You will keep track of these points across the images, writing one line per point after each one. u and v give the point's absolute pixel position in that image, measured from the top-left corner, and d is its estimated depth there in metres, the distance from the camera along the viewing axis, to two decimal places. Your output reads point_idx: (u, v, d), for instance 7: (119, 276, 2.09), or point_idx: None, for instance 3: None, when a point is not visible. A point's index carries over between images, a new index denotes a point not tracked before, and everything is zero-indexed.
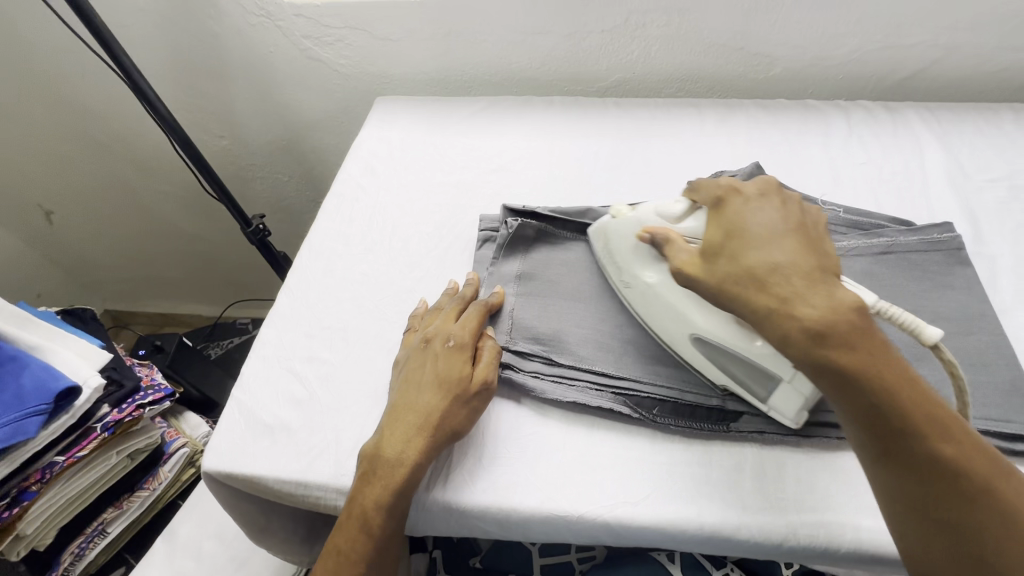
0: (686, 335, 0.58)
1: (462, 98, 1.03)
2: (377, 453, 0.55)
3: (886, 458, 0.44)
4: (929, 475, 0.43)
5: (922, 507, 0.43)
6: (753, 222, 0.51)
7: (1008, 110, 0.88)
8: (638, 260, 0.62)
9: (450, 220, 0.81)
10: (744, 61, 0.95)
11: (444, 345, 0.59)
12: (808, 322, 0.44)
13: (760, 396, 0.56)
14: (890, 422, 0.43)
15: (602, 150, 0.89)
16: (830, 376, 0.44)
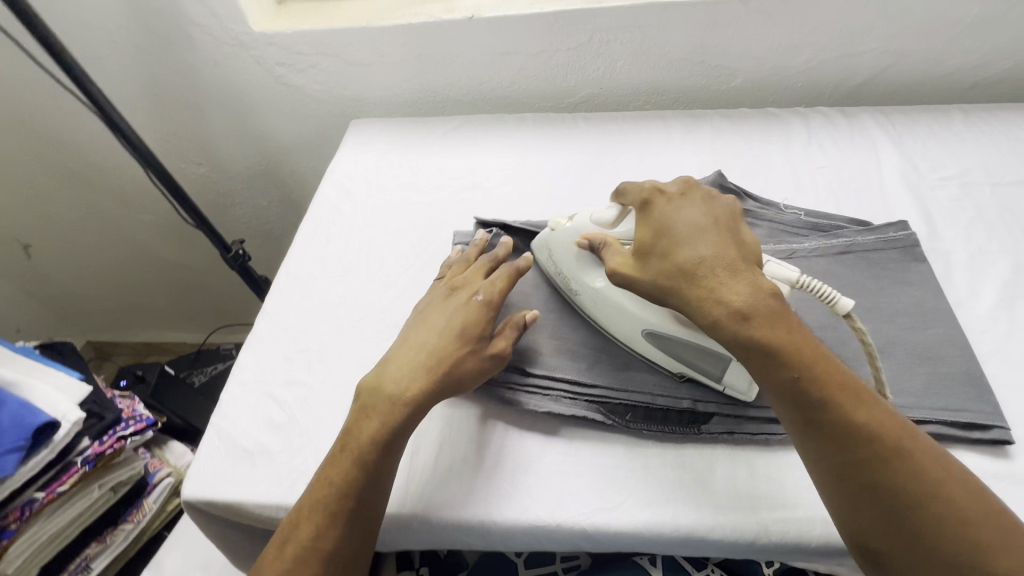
0: (637, 330, 0.60)
1: (436, 118, 1.05)
2: (388, 392, 0.57)
3: (819, 446, 0.47)
4: (856, 452, 0.45)
5: (856, 488, 0.45)
6: (678, 221, 0.55)
7: (958, 110, 0.92)
8: (581, 268, 0.64)
9: (425, 238, 0.82)
10: (707, 72, 0.98)
11: (476, 299, 0.63)
12: (741, 309, 0.49)
13: (714, 375, 0.59)
14: (815, 402, 0.47)
15: (573, 164, 0.91)
16: (754, 359, 0.48)
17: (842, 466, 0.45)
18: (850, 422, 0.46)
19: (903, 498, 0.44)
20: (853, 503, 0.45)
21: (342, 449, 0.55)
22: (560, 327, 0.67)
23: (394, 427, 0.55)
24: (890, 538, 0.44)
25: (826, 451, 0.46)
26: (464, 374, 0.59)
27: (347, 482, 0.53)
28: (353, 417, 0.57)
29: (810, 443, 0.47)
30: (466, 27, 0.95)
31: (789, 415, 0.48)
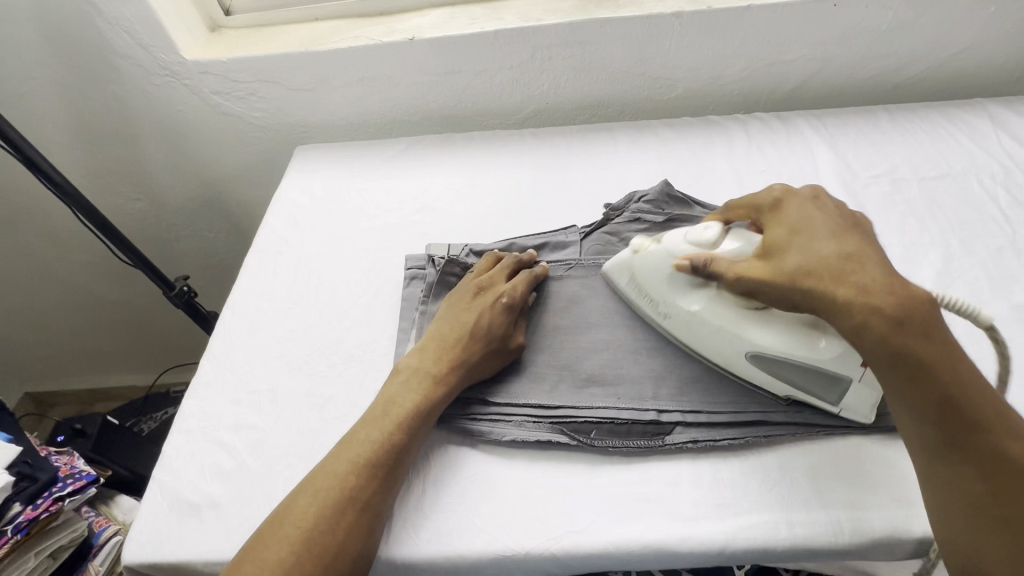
0: (740, 352, 0.59)
1: (383, 141, 1.03)
2: (428, 371, 0.61)
3: (965, 470, 0.46)
4: (1000, 480, 0.45)
5: (981, 512, 0.45)
6: (816, 223, 0.54)
7: (883, 111, 0.97)
8: (674, 291, 0.61)
9: (377, 265, 0.80)
10: (647, 84, 1.00)
11: (499, 300, 0.65)
12: (882, 311, 0.48)
13: (830, 400, 0.57)
14: (965, 422, 0.46)
15: (524, 180, 0.91)
16: (904, 369, 0.47)
17: (977, 488, 0.45)
18: (995, 448, 0.46)
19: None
20: (976, 529, 0.45)
21: (355, 454, 0.55)
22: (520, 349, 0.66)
23: (426, 410, 0.59)
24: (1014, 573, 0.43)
25: (960, 472, 0.46)
26: (488, 365, 0.63)
27: (352, 469, 0.54)
28: (395, 386, 0.60)
29: (944, 464, 0.47)
30: (407, 48, 0.94)
31: (923, 429, 0.48)
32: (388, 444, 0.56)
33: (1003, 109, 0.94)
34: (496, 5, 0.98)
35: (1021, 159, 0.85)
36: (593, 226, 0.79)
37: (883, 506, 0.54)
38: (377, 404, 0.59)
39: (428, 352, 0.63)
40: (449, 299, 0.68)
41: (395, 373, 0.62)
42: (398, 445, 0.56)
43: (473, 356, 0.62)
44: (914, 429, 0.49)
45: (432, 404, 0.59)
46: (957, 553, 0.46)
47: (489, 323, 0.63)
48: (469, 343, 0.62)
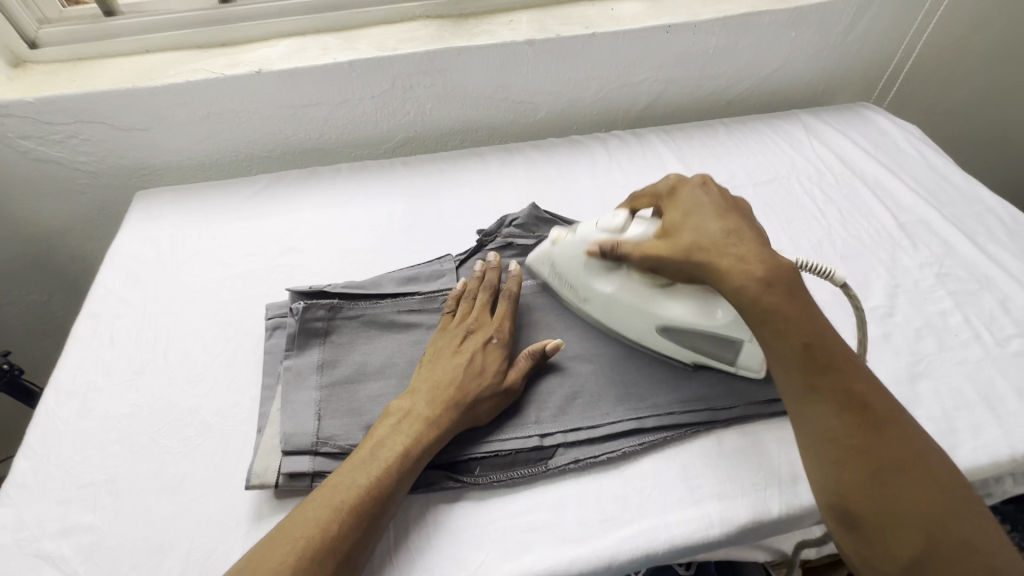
0: (652, 327, 0.64)
1: (241, 179, 0.96)
2: (420, 410, 0.58)
3: (827, 412, 0.50)
4: (851, 414, 0.50)
5: (836, 447, 0.49)
6: (702, 203, 0.61)
7: (721, 125, 1.08)
8: (588, 275, 0.67)
9: (237, 317, 0.73)
10: (511, 108, 1.03)
11: (488, 343, 0.64)
12: (757, 281, 0.53)
13: (728, 360, 0.64)
14: (823, 366, 0.51)
15: (396, 211, 0.89)
16: (771, 322, 0.52)
17: (832, 426, 0.50)
18: (847, 386, 0.51)
19: (885, 462, 0.48)
20: (838, 465, 0.49)
21: (340, 497, 0.51)
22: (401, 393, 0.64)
23: (421, 453, 0.55)
24: (867, 499, 0.47)
25: (821, 412, 0.51)
26: (485, 406, 0.60)
27: (335, 512, 0.50)
28: (387, 427, 0.57)
29: (808, 406, 0.51)
30: (255, 82, 0.88)
31: (786, 378, 0.53)
32: (375, 489, 0.52)
33: (813, 119, 1.09)
34: (350, 35, 0.95)
35: (830, 162, 0.99)
36: (467, 254, 0.79)
37: (746, 493, 0.58)
38: (365, 444, 0.56)
39: (423, 392, 0.60)
40: (435, 336, 0.65)
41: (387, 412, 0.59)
42: (388, 487, 0.53)
43: (471, 398, 0.59)
44: (785, 378, 0.53)
45: (423, 448, 0.56)
46: (825, 493, 0.50)
47: (480, 363, 0.62)
48: (469, 381, 0.60)
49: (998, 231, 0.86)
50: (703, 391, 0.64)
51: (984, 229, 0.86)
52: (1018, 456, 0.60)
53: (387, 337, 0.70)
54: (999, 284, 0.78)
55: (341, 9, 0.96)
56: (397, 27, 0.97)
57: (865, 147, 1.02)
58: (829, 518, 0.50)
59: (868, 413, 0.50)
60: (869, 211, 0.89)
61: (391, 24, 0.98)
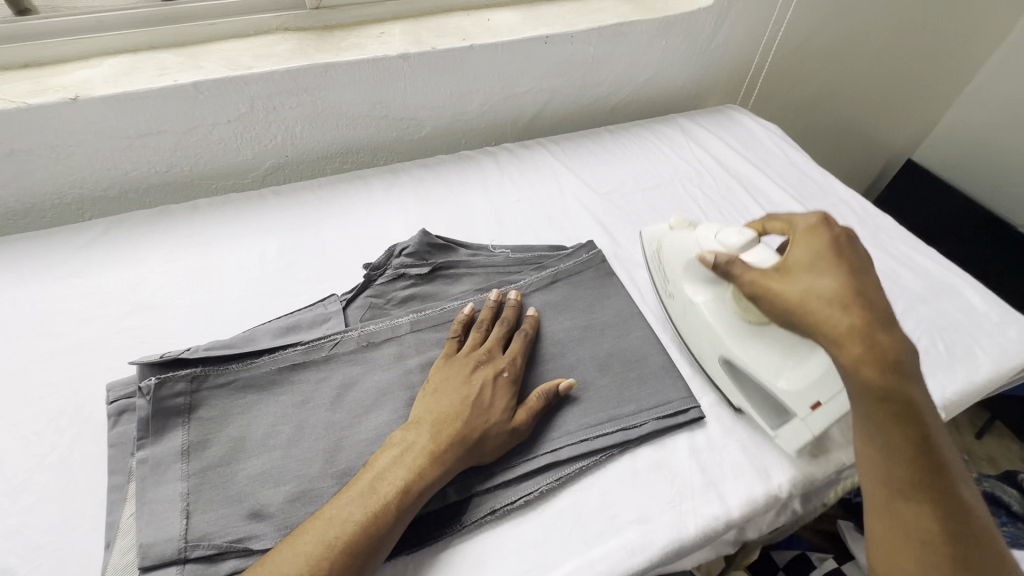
0: (716, 354, 0.66)
1: (70, 226, 0.80)
2: (424, 443, 0.54)
3: (923, 511, 0.46)
4: (948, 519, 0.46)
5: (927, 548, 0.45)
6: (832, 248, 0.54)
7: (607, 132, 1.09)
8: (691, 277, 0.70)
9: (69, 402, 0.60)
10: (393, 125, 0.96)
11: (500, 376, 0.61)
12: (868, 365, 0.47)
13: (770, 422, 0.62)
14: (930, 458, 0.47)
15: (270, 249, 0.79)
16: (892, 403, 0.47)
17: (929, 524, 0.46)
18: (948, 488, 0.47)
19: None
20: (920, 562, 0.45)
21: (333, 534, 0.47)
22: (287, 468, 0.56)
23: (422, 489, 0.52)
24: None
25: (918, 507, 0.46)
26: (495, 438, 0.57)
27: (327, 550, 0.46)
28: (385, 460, 0.53)
29: (903, 501, 0.47)
30: (70, 111, 0.73)
31: (885, 462, 0.48)
32: (368, 530, 0.48)
33: (689, 122, 1.14)
34: (193, 51, 0.83)
35: (707, 163, 1.04)
36: (354, 291, 0.72)
37: (663, 512, 0.58)
38: (364, 475, 0.52)
39: (427, 423, 0.56)
40: (443, 364, 0.62)
41: (390, 443, 0.55)
42: (385, 530, 0.49)
43: (476, 433, 0.56)
44: (880, 463, 0.48)
45: (424, 485, 0.52)
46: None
47: (490, 396, 0.59)
48: (476, 414, 0.57)
49: (852, 221, 0.95)
50: (613, 412, 0.64)
51: (842, 221, 0.95)
52: None
53: (268, 400, 0.61)
54: None
55: (180, 22, 0.84)
56: (251, 41, 0.86)
57: (738, 148, 1.08)
58: None
59: (961, 511, 0.46)
60: (746, 210, 0.95)
61: (242, 38, 0.87)
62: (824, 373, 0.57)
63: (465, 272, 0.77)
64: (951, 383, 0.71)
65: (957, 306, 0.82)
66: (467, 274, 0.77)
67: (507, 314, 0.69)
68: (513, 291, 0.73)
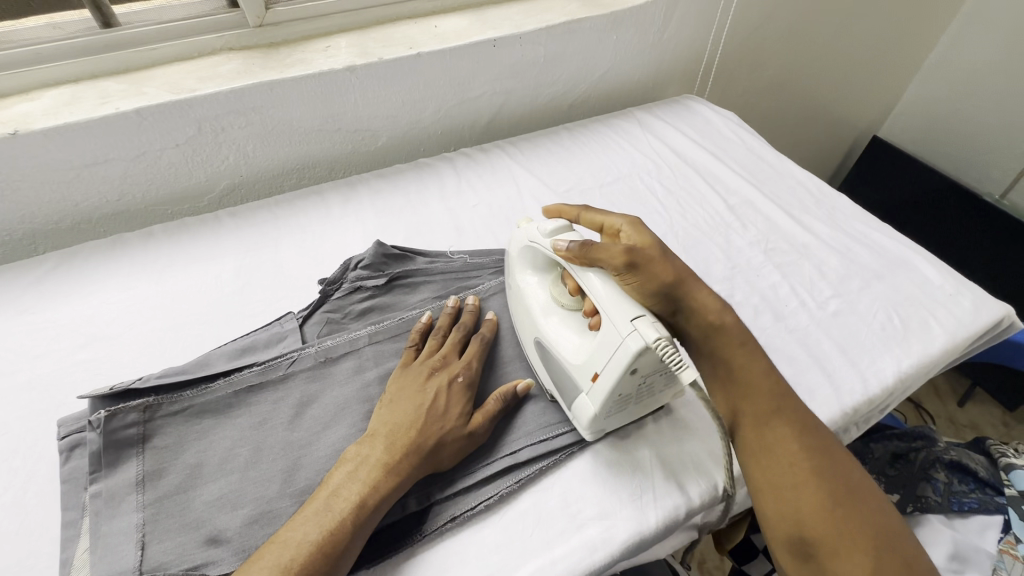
0: (532, 336, 0.64)
1: (21, 262, 0.79)
2: (378, 456, 0.54)
3: (786, 436, 0.54)
4: (806, 439, 0.55)
5: (795, 474, 0.52)
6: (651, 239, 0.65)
7: (564, 130, 1.10)
8: (517, 267, 0.69)
9: (24, 441, 0.60)
10: (348, 138, 0.96)
11: (455, 381, 0.61)
12: (732, 324, 0.60)
13: (568, 402, 0.61)
14: (777, 396, 0.57)
15: (226, 271, 0.78)
16: (739, 339, 0.59)
17: (791, 454, 0.53)
18: (800, 419, 0.56)
19: (841, 491, 0.52)
20: (799, 488, 0.52)
21: (287, 556, 0.47)
22: (244, 491, 0.56)
23: (378, 502, 0.52)
24: (823, 527, 0.50)
25: (781, 437, 0.54)
26: (452, 445, 0.57)
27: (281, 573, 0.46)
28: (339, 476, 0.53)
29: (770, 431, 0.55)
30: (12, 147, 0.73)
31: (744, 403, 0.57)
32: (324, 548, 0.48)
33: (645, 115, 1.15)
34: (137, 77, 0.83)
35: (664, 155, 1.05)
36: (311, 307, 0.72)
37: (624, 506, 0.58)
38: (319, 493, 0.52)
39: (381, 435, 0.56)
40: (398, 374, 0.62)
41: (343, 459, 0.55)
42: (341, 546, 0.49)
43: (430, 442, 0.56)
44: (743, 404, 0.57)
45: (380, 497, 0.52)
46: (783, 522, 0.51)
47: (445, 403, 0.59)
48: (430, 422, 0.57)
49: (808, 203, 0.96)
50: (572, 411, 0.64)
51: (798, 203, 0.96)
52: (847, 409, 0.67)
53: (224, 424, 0.61)
54: (814, 251, 0.86)
55: (121, 48, 0.83)
56: (195, 63, 0.86)
57: (694, 138, 1.09)
58: (784, 549, 0.52)
59: (819, 449, 0.54)
60: (704, 199, 0.95)
61: (187, 60, 0.86)
62: (600, 348, 0.55)
63: (423, 281, 0.77)
64: (906, 356, 0.73)
65: (912, 280, 0.83)
66: (425, 282, 0.77)
67: (463, 319, 0.69)
68: (470, 296, 0.72)
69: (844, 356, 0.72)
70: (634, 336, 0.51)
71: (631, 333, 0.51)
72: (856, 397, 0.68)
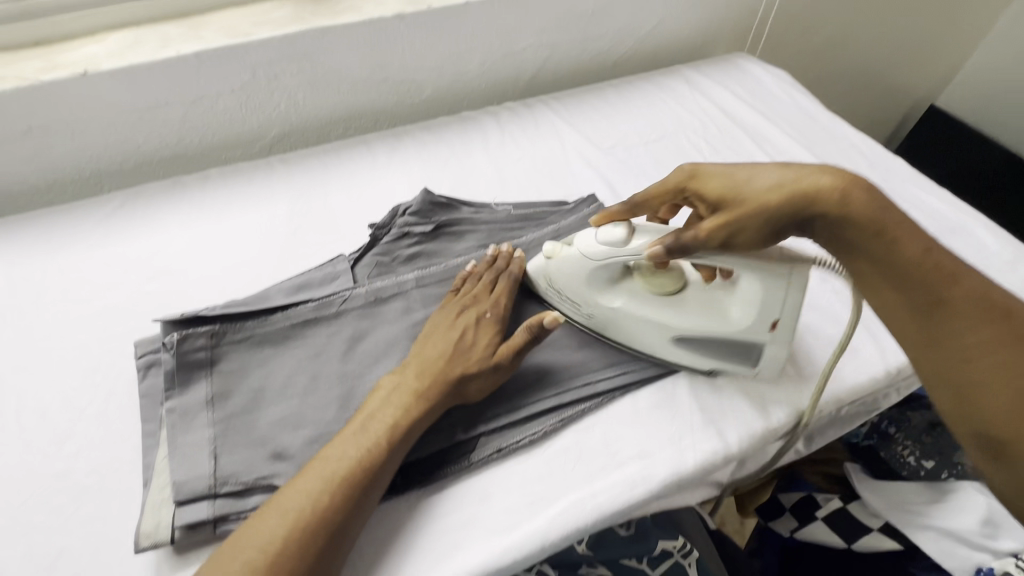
0: (666, 338, 0.63)
1: (89, 200, 0.83)
2: (409, 385, 0.57)
3: (963, 326, 0.48)
4: (989, 328, 0.47)
5: (977, 369, 0.46)
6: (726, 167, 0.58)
7: (609, 87, 1.08)
8: (589, 294, 0.65)
9: (103, 360, 0.65)
10: (394, 89, 0.97)
11: (483, 320, 0.63)
12: (855, 206, 0.51)
13: (748, 365, 0.65)
14: (941, 282, 0.49)
15: (279, 214, 0.81)
16: (875, 224, 0.51)
17: (972, 344, 0.47)
18: (979, 306, 0.48)
19: None
20: (984, 384, 0.46)
21: (330, 469, 0.51)
22: (304, 414, 0.60)
23: (409, 428, 0.55)
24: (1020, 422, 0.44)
25: (959, 325, 0.48)
26: (482, 380, 0.59)
27: (329, 485, 0.50)
28: (374, 402, 0.56)
29: (939, 325, 0.49)
30: (81, 86, 0.76)
31: (904, 296, 0.50)
32: (362, 466, 0.52)
33: (693, 73, 1.12)
34: (194, 22, 0.84)
35: (711, 114, 1.02)
36: (362, 250, 0.74)
37: (664, 449, 0.60)
38: (356, 418, 0.56)
39: (411, 367, 0.59)
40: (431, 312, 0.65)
41: (377, 388, 0.58)
42: (379, 460, 0.52)
43: (459, 374, 0.58)
44: (898, 301, 0.50)
45: (413, 423, 0.55)
46: (965, 418, 0.47)
47: (473, 341, 0.61)
48: (460, 354, 0.60)
49: (861, 166, 0.93)
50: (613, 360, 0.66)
51: (850, 166, 0.93)
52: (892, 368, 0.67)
53: (284, 353, 0.64)
54: None
55: None
56: (249, 8, 0.87)
57: (744, 97, 1.06)
58: (972, 446, 0.47)
59: (1008, 336, 0.47)
60: (751, 159, 0.93)
61: (241, 5, 0.87)
62: (768, 299, 0.57)
63: (469, 229, 0.79)
64: None
65: (967, 246, 0.81)
66: (470, 230, 0.79)
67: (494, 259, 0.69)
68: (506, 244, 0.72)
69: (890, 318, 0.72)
70: (795, 277, 0.55)
71: (792, 278, 0.55)
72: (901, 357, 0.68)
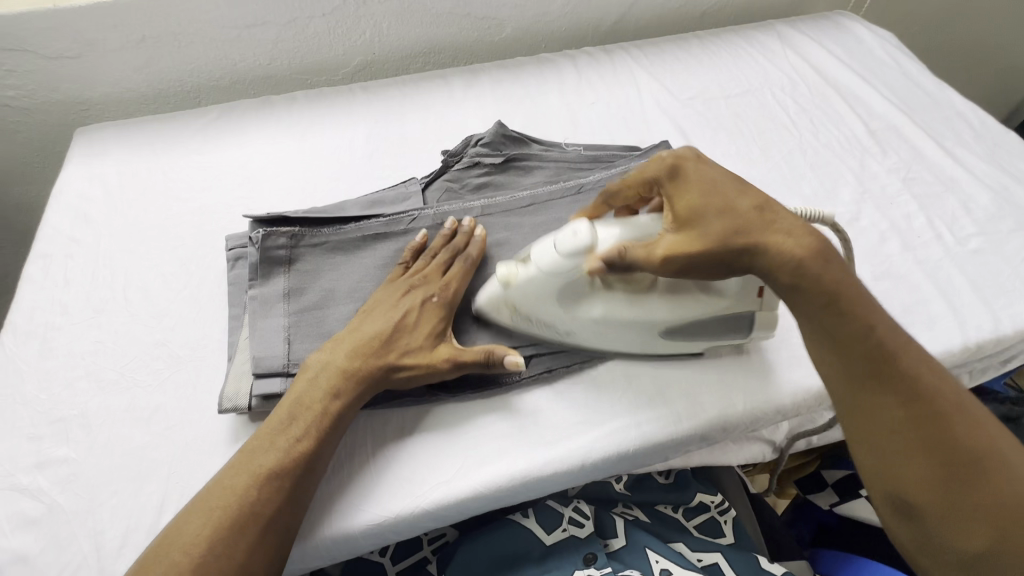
0: (654, 332, 0.59)
1: (190, 111, 0.89)
2: (338, 366, 0.56)
3: (895, 398, 0.45)
4: (915, 407, 0.45)
5: (895, 441, 0.45)
6: (711, 178, 0.54)
7: (694, 38, 1.03)
8: (566, 310, 0.58)
9: (198, 251, 0.71)
10: (475, 26, 0.97)
11: (430, 305, 0.60)
12: (807, 273, 0.50)
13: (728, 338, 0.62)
14: (876, 355, 0.47)
15: (358, 136, 0.85)
16: (820, 298, 0.49)
17: (894, 418, 0.45)
18: (913, 379, 0.46)
19: (955, 458, 0.43)
20: (904, 456, 0.44)
21: (257, 464, 0.51)
22: None
23: (338, 411, 0.55)
24: (930, 494, 0.43)
25: (884, 403, 0.46)
26: (415, 373, 0.57)
27: (257, 474, 0.51)
28: (303, 384, 0.56)
29: (867, 395, 0.46)
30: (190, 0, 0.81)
31: (838, 359, 0.48)
32: (291, 452, 0.52)
33: (786, 29, 1.05)
34: None
35: (802, 71, 0.96)
36: (433, 175, 0.77)
37: (710, 393, 0.61)
38: (286, 400, 0.56)
39: (344, 346, 0.58)
40: (382, 287, 0.63)
41: (306, 368, 0.58)
42: (309, 452, 0.53)
43: (392, 361, 0.57)
44: (831, 365, 0.49)
45: (342, 405, 0.55)
46: (877, 480, 0.46)
47: (416, 324, 0.59)
48: (393, 342, 0.58)
49: (965, 136, 0.86)
50: None
51: (953, 135, 0.86)
52: (970, 343, 0.64)
53: (352, 261, 0.68)
54: (963, 186, 0.78)
55: None
56: None
57: (841, 56, 0.99)
58: (883, 506, 0.47)
59: (930, 414, 0.44)
60: (840, 120, 0.88)
61: None
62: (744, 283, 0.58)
63: (536, 165, 0.79)
64: None
65: None
66: (538, 166, 0.78)
67: (450, 236, 0.66)
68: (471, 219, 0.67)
69: (978, 294, 0.67)
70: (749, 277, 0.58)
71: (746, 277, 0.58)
72: (982, 333, 0.64)
